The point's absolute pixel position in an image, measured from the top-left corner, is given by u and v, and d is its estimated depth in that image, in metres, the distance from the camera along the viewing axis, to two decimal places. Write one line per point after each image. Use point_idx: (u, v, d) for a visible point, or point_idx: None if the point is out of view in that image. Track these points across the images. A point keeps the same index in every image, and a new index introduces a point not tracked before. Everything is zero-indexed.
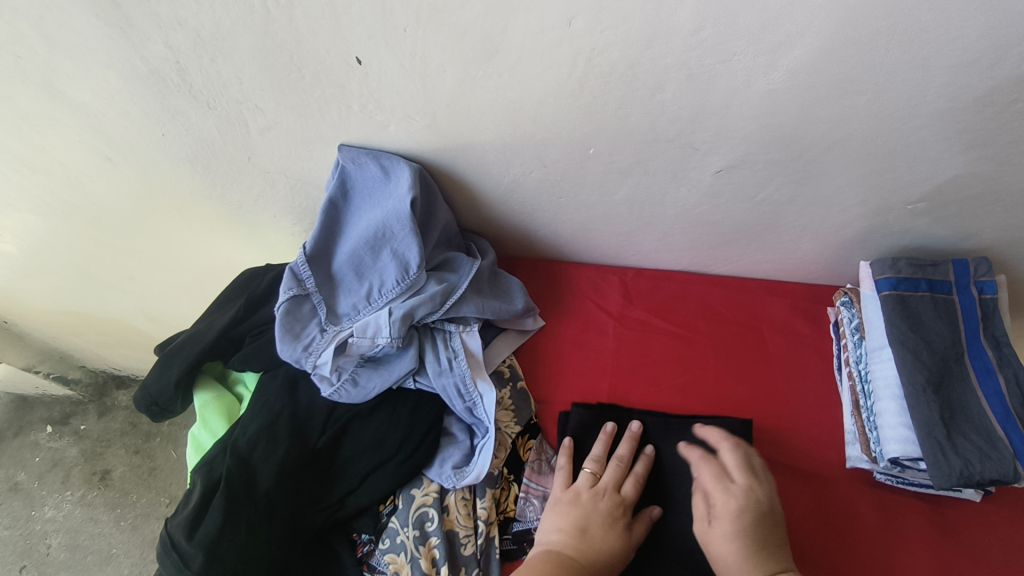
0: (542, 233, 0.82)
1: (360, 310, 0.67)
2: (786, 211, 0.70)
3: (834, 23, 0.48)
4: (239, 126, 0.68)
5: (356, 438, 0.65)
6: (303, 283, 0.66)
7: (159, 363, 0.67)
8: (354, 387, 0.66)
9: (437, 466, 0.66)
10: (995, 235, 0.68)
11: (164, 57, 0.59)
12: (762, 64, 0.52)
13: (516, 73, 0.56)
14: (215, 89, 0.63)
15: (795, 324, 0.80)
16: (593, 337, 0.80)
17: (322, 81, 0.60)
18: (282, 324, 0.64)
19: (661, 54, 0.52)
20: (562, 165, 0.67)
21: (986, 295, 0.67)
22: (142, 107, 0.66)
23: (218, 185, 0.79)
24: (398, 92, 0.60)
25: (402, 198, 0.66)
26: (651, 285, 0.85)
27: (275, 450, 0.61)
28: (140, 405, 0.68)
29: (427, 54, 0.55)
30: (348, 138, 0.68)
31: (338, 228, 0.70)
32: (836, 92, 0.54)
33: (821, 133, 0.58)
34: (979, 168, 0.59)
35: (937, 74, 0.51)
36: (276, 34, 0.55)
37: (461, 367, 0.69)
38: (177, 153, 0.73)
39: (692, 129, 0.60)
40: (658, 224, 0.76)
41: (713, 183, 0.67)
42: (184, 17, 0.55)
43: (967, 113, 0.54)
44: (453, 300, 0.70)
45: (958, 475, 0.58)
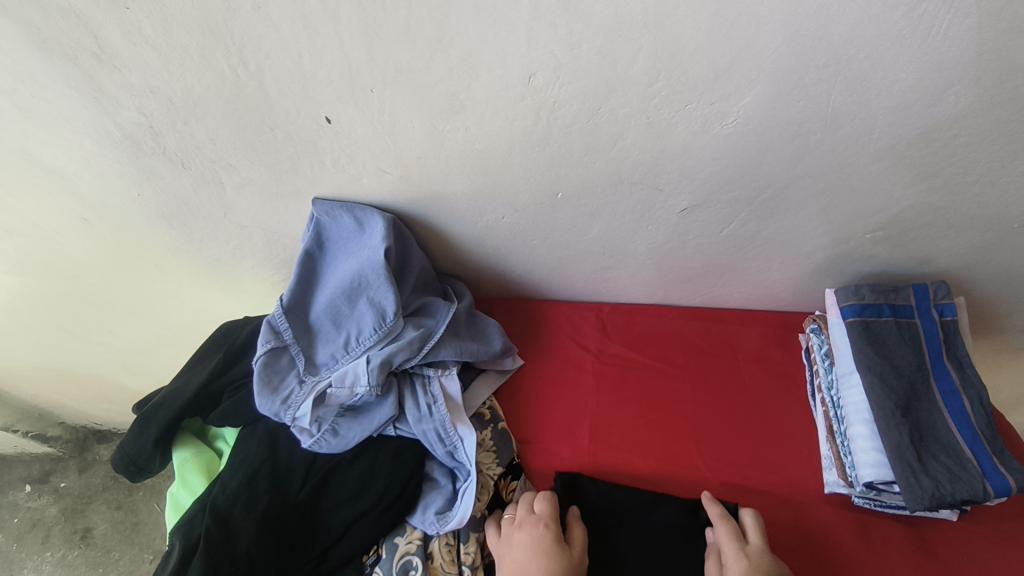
0: (517, 274, 0.84)
1: (338, 359, 0.68)
2: (751, 244, 0.72)
3: (778, 72, 0.50)
4: (214, 184, 0.69)
5: (337, 489, 0.65)
6: (280, 334, 0.67)
7: (136, 423, 0.66)
8: (335, 437, 0.66)
9: (420, 513, 0.66)
10: (951, 259, 0.71)
11: (138, 122, 0.61)
12: (715, 110, 0.55)
13: (481, 126, 0.58)
14: (189, 150, 0.64)
15: (769, 353, 0.82)
16: (571, 374, 0.81)
17: (294, 140, 0.62)
18: (260, 377, 0.65)
19: (619, 104, 0.55)
20: (532, 210, 0.69)
21: (945, 317, 0.69)
22: (118, 169, 0.67)
23: (194, 241, 0.80)
24: (368, 147, 0.62)
25: (375, 248, 0.68)
26: (626, 319, 0.86)
27: (255, 506, 0.61)
28: (117, 467, 0.66)
29: (395, 111, 0.57)
30: (322, 192, 0.69)
31: (314, 279, 0.71)
32: (787, 133, 0.56)
33: (778, 171, 0.61)
34: (929, 199, 0.62)
35: (880, 114, 0.53)
36: (248, 97, 0.57)
37: (441, 411, 0.69)
38: (154, 212, 0.74)
39: (654, 172, 0.62)
40: (630, 261, 0.78)
41: (679, 221, 0.69)
42: (156, 84, 0.56)
43: (912, 149, 0.56)
44: (431, 345, 0.71)
45: (930, 497, 0.59)
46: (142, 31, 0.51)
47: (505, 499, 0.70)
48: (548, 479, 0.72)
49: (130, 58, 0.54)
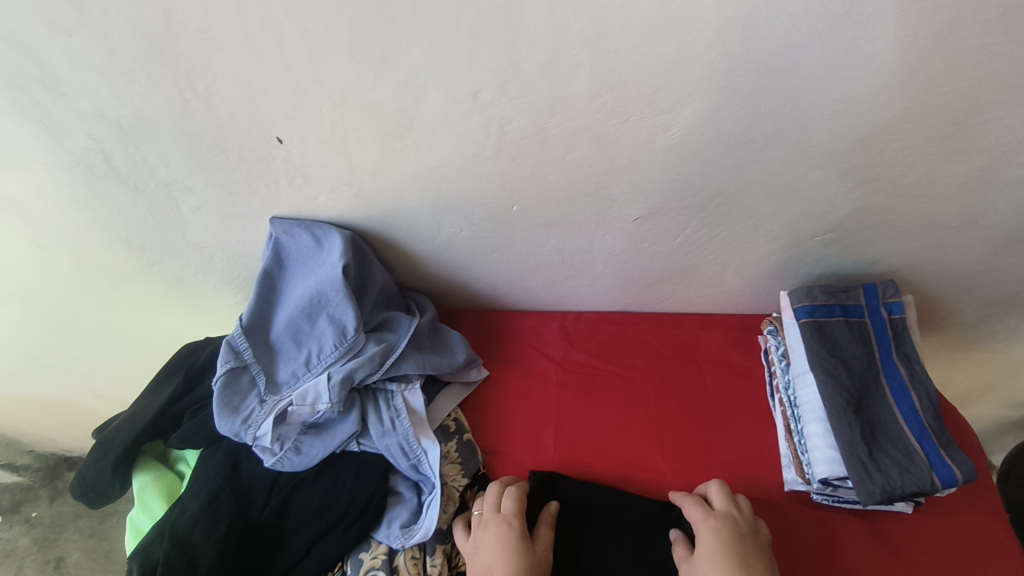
0: (481, 286, 0.84)
1: (299, 377, 0.68)
2: (705, 251, 0.74)
3: (716, 84, 0.52)
4: (171, 206, 0.69)
5: (300, 507, 0.65)
6: (240, 354, 0.67)
7: (93, 450, 0.66)
8: (297, 455, 0.66)
9: (385, 527, 0.66)
10: (899, 258, 0.73)
11: (89, 147, 0.61)
12: (659, 121, 0.56)
13: (432, 143, 0.59)
14: (143, 173, 0.64)
15: (730, 355, 0.83)
16: (536, 383, 0.82)
17: (247, 160, 0.62)
18: (220, 398, 0.65)
19: (566, 118, 0.56)
20: (489, 223, 0.70)
21: (894, 315, 0.71)
22: (72, 194, 0.67)
23: (154, 263, 0.79)
24: (322, 165, 0.62)
25: (334, 265, 0.68)
26: (590, 327, 0.87)
27: (217, 528, 0.60)
28: (75, 493, 0.66)
29: (346, 130, 0.58)
30: (280, 211, 0.69)
31: (274, 298, 0.71)
32: (730, 143, 0.58)
33: (725, 180, 0.62)
34: (872, 202, 0.64)
35: (817, 122, 0.55)
36: (198, 119, 0.57)
37: (404, 425, 0.69)
38: (111, 235, 0.74)
39: (606, 183, 0.63)
40: (591, 270, 0.79)
41: (634, 230, 0.71)
42: (104, 109, 0.56)
43: (851, 155, 0.58)
44: (393, 359, 0.71)
45: (881, 491, 0.61)
46: (87, 57, 0.51)
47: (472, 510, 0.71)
48: None
49: (76, 84, 0.54)
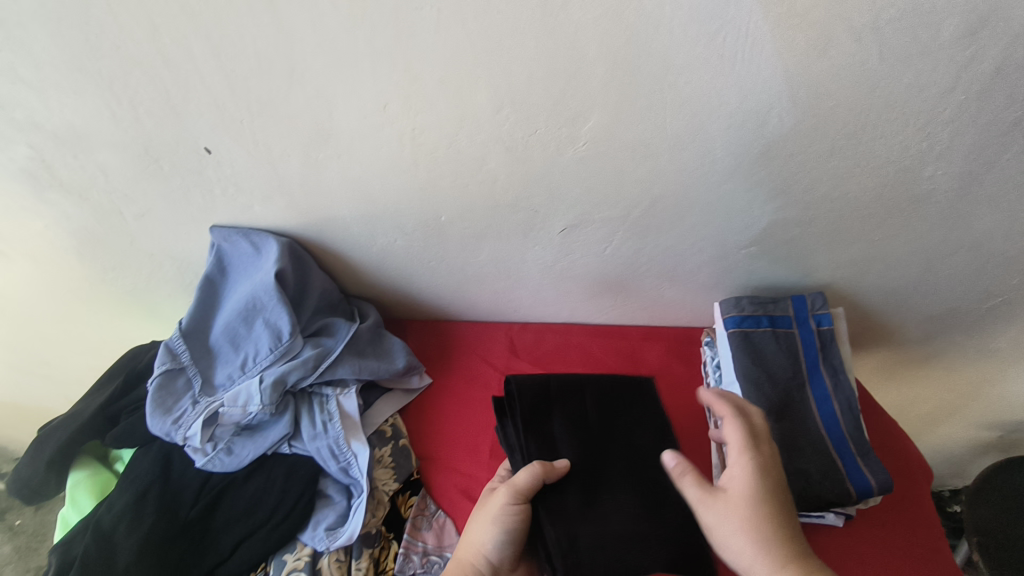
0: (426, 297, 0.86)
1: (234, 379, 0.70)
2: (637, 262, 0.75)
3: (612, 98, 0.54)
4: (116, 216, 0.71)
5: (227, 509, 0.66)
6: (177, 357, 0.70)
7: (31, 448, 0.68)
8: (229, 455, 0.68)
9: (310, 529, 0.67)
10: (828, 271, 0.74)
11: (30, 156, 0.63)
12: (564, 134, 0.58)
13: (352, 153, 0.61)
14: (84, 182, 0.66)
15: (670, 367, 0.84)
16: (477, 391, 0.83)
17: (180, 170, 0.64)
18: (154, 398, 0.67)
19: (475, 131, 0.58)
20: (421, 233, 0.72)
21: (823, 326, 0.72)
22: (21, 202, 0.70)
23: (109, 271, 0.82)
24: (251, 175, 0.64)
25: (268, 270, 0.70)
26: (536, 337, 0.88)
27: (140, 526, 0.62)
28: (12, 489, 0.68)
29: (268, 140, 0.60)
30: (220, 220, 0.72)
31: (215, 302, 0.74)
32: (637, 155, 0.59)
33: (640, 191, 0.64)
34: (788, 214, 0.65)
35: (717, 135, 0.57)
36: (128, 129, 0.59)
37: (336, 428, 0.71)
38: (63, 245, 0.76)
39: (526, 195, 0.65)
40: (530, 281, 0.80)
41: (563, 241, 0.72)
42: (39, 120, 0.59)
43: (756, 167, 0.60)
44: (327, 363, 0.73)
45: (797, 498, 0.61)
46: (17, 70, 0.54)
47: (404, 516, 0.72)
48: (446, 494, 0.73)
49: (11, 96, 0.56)
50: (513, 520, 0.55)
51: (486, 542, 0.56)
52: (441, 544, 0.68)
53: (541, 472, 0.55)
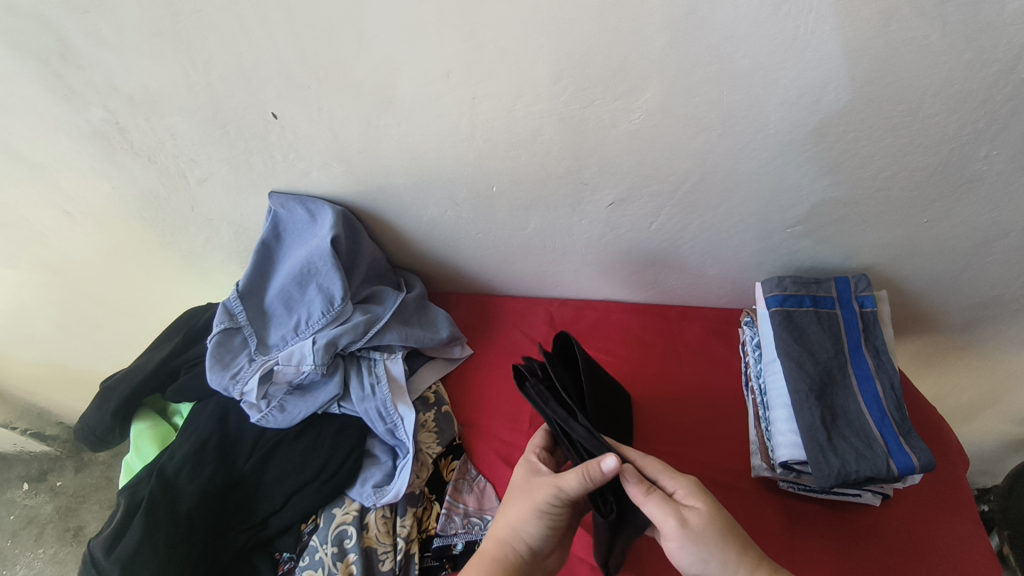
0: (469, 269, 0.88)
1: (288, 341, 0.73)
2: (681, 239, 0.76)
3: (670, 70, 0.55)
4: (180, 179, 0.75)
5: (280, 463, 0.69)
6: (234, 317, 0.72)
7: (98, 398, 0.72)
8: (281, 413, 0.71)
9: (358, 486, 0.70)
10: (873, 253, 0.74)
11: (105, 119, 0.67)
12: (620, 106, 0.59)
13: (411, 121, 0.63)
14: (154, 145, 0.70)
15: (708, 345, 0.85)
16: (518, 363, 0.85)
17: (244, 135, 0.67)
18: (213, 355, 0.70)
19: (532, 101, 0.59)
20: (471, 203, 0.74)
21: (865, 308, 0.72)
22: (90, 163, 0.73)
23: (167, 234, 0.86)
24: (312, 141, 0.67)
25: (323, 236, 0.73)
26: (575, 313, 0.90)
27: (200, 474, 0.65)
28: (80, 435, 0.72)
29: (332, 109, 0.62)
30: (278, 185, 0.74)
31: (270, 266, 0.76)
32: (691, 129, 0.60)
33: (690, 166, 0.65)
34: (838, 193, 0.66)
35: (772, 110, 0.57)
36: (199, 96, 0.62)
37: (383, 391, 0.73)
38: (127, 207, 0.81)
39: (577, 166, 0.67)
40: (573, 255, 0.82)
41: (609, 215, 0.73)
42: (118, 82, 0.61)
43: (809, 144, 0.60)
44: (376, 329, 0.75)
45: (836, 474, 0.62)
46: (99, 32, 0.56)
47: (446, 478, 0.74)
48: (485, 459, 0.75)
49: (91, 57, 0.59)
50: (552, 518, 0.54)
51: (524, 529, 0.55)
52: (482, 507, 0.70)
53: (589, 478, 0.50)
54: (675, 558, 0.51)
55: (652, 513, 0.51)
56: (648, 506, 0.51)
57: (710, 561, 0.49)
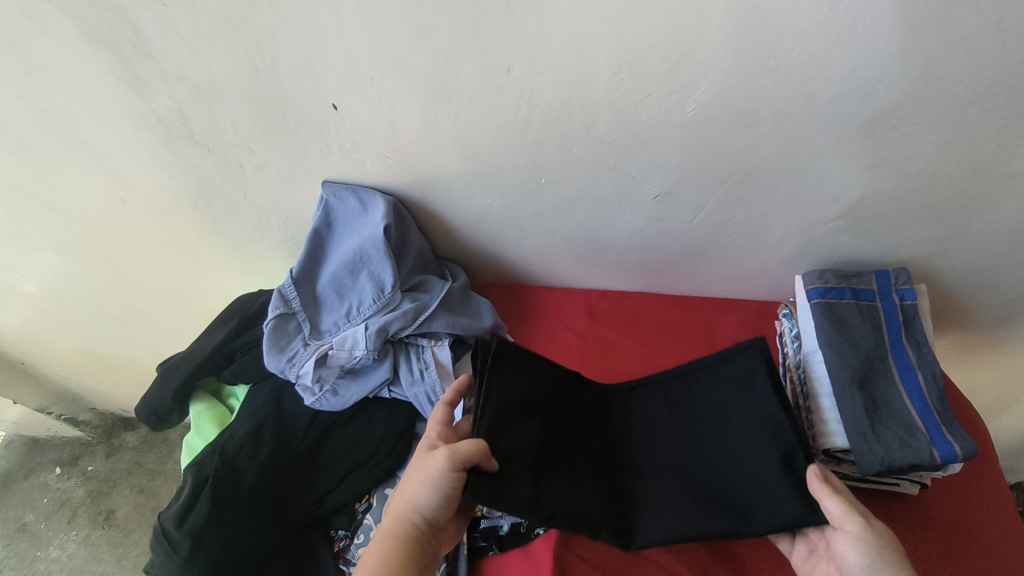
0: (510, 259, 0.90)
1: (340, 326, 0.76)
2: (723, 231, 0.78)
3: (727, 65, 0.56)
4: (235, 167, 0.77)
5: (335, 444, 0.72)
6: (289, 302, 0.75)
7: (158, 379, 0.74)
8: (334, 396, 0.73)
9: (409, 467, 0.72)
10: (913, 249, 0.75)
11: (170, 108, 0.69)
12: (675, 100, 0.61)
13: (468, 113, 0.65)
14: (214, 134, 0.72)
15: (745, 337, 0.87)
16: (558, 352, 0.87)
17: (303, 125, 0.69)
18: (270, 339, 0.72)
19: (588, 94, 0.61)
20: (519, 195, 0.76)
21: (906, 301, 0.74)
22: (151, 151, 0.76)
23: (217, 222, 0.88)
24: (369, 132, 0.69)
25: (376, 225, 0.75)
26: (613, 304, 0.92)
27: (260, 452, 0.67)
28: (141, 415, 0.74)
29: (391, 99, 0.65)
30: (331, 175, 0.77)
31: (322, 254, 0.78)
32: (742, 122, 0.62)
33: (739, 159, 0.66)
34: (883, 187, 0.67)
35: (824, 104, 0.59)
36: (264, 86, 0.65)
37: (432, 376, 0.75)
38: (181, 194, 0.83)
39: (627, 159, 0.68)
40: (614, 247, 0.84)
41: (654, 207, 0.75)
42: (186, 73, 0.64)
43: (859, 138, 0.62)
44: (425, 316, 0.77)
45: (880, 461, 0.63)
46: (174, 24, 0.59)
47: None
48: None
49: (163, 48, 0.62)
50: (447, 487, 0.54)
51: (418, 499, 0.56)
52: None
53: (459, 458, 0.54)
54: (844, 560, 0.52)
55: (830, 508, 0.52)
56: (824, 498, 0.52)
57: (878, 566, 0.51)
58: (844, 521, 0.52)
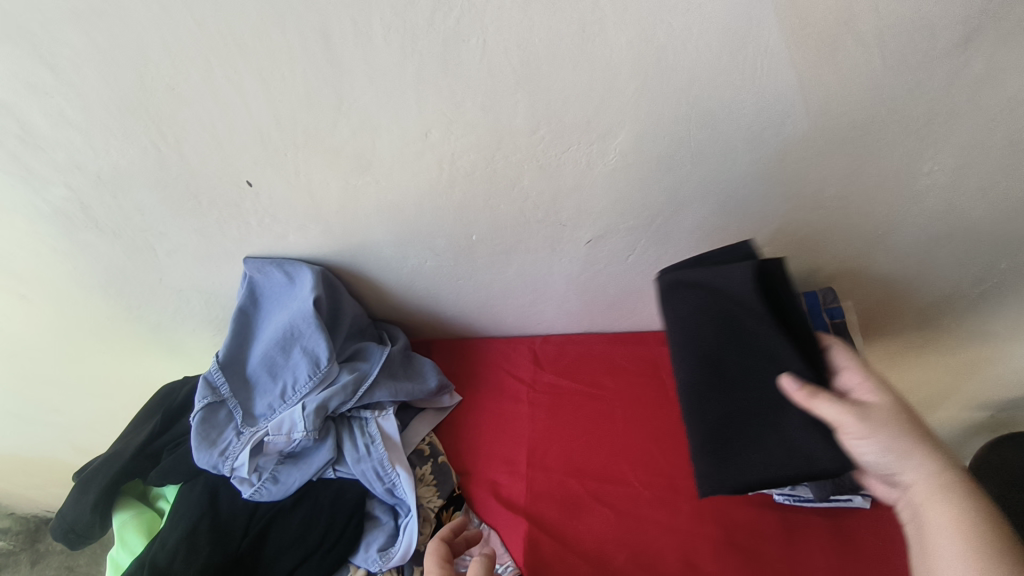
0: (450, 314, 0.88)
1: (275, 409, 0.71)
2: (655, 270, 0.79)
3: (641, 114, 0.58)
4: (148, 252, 0.73)
5: (278, 537, 0.67)
6: (217, 390, 0.70)
7: (75, 491, 0.68)
8: (275, 483, 0.69)
9: (362, 551, 0.68)
10: (835, 268, 0.78)
11: (69, 198, 0.65)
12: (595, 150, 0.61)
13: (391, 179, 0.64)
14: (121, 221, 0.68)
15: None
16: (507, 405, 0.85)
17: (218, 204, 0.67)
18: (198, 432, 0.67)
19: (510, 151, 0.61)
20: (451, 253, 0.75)
21: (836, 319, 0.75)
22: (52, 244, 0.71)
23: (133, 309, 0.83)
24: (289, 206, 0.67)
25: (305, 298, 0.72)
26: (557, 349, 0.91)
27: (195, 559, 0.62)
28: (56, 534, 0.68)
29: (309, 172, 0.63)
30: (253, 251, 0.73)
31: (249, 334, 0.75)
32: (662, 166, 0.63)
33: (663, 200, 0.67)
34: (800, 214, 0.69)
35: (736, 143, 0.61)
36: (171, 168, 0.62)
37: (379, 450, 0.72)
38: (90, 284, 0.78)
39: (555, 209, 0.68)
40: (552, 293, 0.83)
41: (587, 253, 0.75)
42: (83, 161, 0.61)
43: (773, 172, 0.64)
44: (365, 386, 0.74)
45: (826, 483, 0.64)
46: (63, 112, 0.56)
47: None
48: (487, 507, 0.74)
49: (55, 139, 0.59)
50: None
51: None
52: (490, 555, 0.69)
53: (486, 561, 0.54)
54: (853, 451, 0.48)
55: (825, 413, 0.49)
56: (817, 407, 0.49)
57: (891, 448, 0.46)
58: (843, 428, 0.48)
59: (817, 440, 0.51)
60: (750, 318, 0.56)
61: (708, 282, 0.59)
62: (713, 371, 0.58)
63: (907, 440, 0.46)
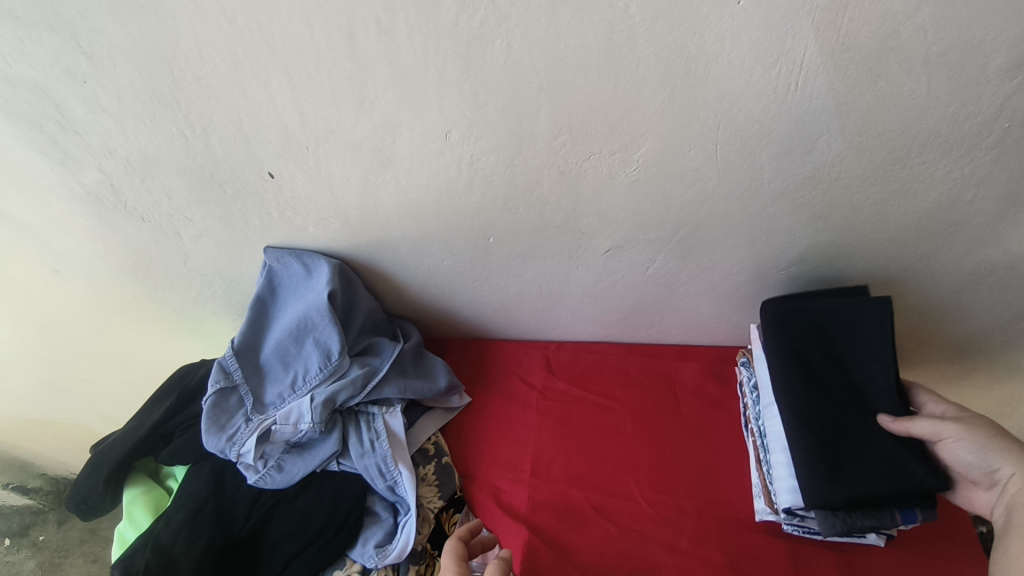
0: (466, 314, 0.88)
1: (285, 399, 0.72)
2: (676, 284, 0.77)
3: (665, 126, 0.56)
4: (173, 236, 0.74)
5: (279, 524, 0.68)
6: (230, 375, 0.71)
7: (88, 466, 0.70)
8: (280, 472, 0.70)
9: (360, 546, 0.68)
10: None
11: (100, 181, 0.67)
12: (617, 159, 0.60)
13: (410, 178, 0.64)
14: (149, 205, 0.70)
15: (705, 385, 0.85)
16: (516, 410, 0.85)
17: (241, 194, 0.68)
18: (208, 417, 0.68)
19: (531, 156, 0.60)
20: (468, 254, 0.74)
21: None
22: (83, 224, 0.73)
23: (159, 289, 0.85)
24: (309, 200, 0.67)
25: (320, 290, 0.72)
26: (571, 357, 0.90)
27: (197, 541, 0.63)
28: (70, 505, 0.70)
29: (330, 166, 0.63)
30: (274, 241, 0.74)
31: (266, 322, 0.76)
32: (686, 180, 0.62)
33: (686, 213, 0.66)
34: (829, 236, 0.67)
35: (765, 160, 0.59)
36: (197, 157, 0.63)
37: (383, 446, 0.72)
38: (119, 264, 0.80)
39: (574, 216, 0.67)
40: (569, 300, 0.82)
41: (606, 262, 0.74)
42: (114, 146, 0.63)
43: (802, 192, 0.62)
44: (374, 382, 0.75)
45: (841, 523, 0.60)
46: (97, 99, 0.58)
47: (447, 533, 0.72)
48: (487, 511, 0.74)
49: (88, 123, 0.60)
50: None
51: None
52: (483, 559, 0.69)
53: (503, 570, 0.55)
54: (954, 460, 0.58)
55: (920, 429, 0.59)
56: (916, 426, 0.60)
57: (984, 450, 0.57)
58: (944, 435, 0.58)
59: (916, 462, 0.59)
60: (856, 350, 0.68)
61: (813, 315, 0.70)
62: (811, 381, 0.67)
63: (997, 443, 0.57)
